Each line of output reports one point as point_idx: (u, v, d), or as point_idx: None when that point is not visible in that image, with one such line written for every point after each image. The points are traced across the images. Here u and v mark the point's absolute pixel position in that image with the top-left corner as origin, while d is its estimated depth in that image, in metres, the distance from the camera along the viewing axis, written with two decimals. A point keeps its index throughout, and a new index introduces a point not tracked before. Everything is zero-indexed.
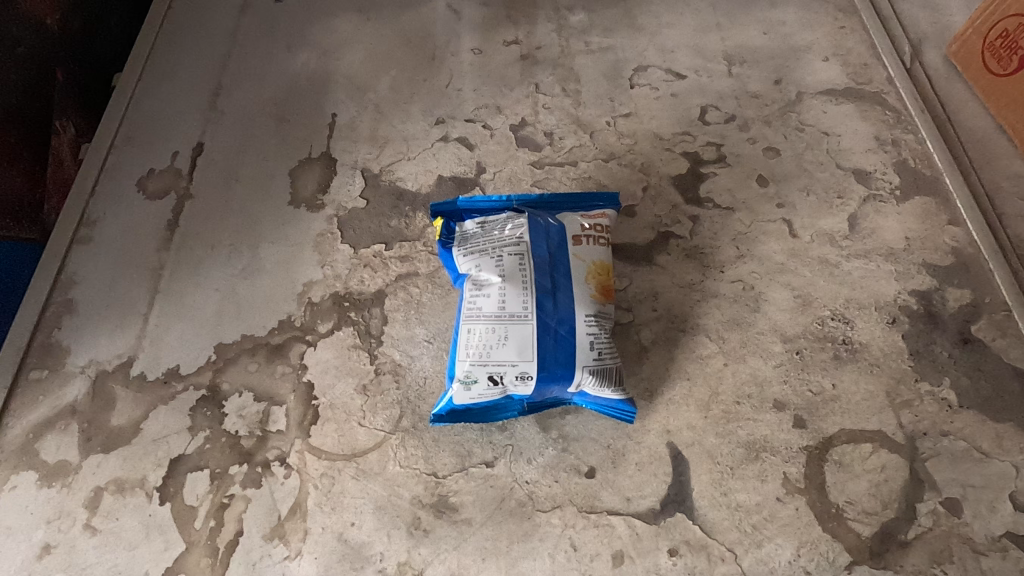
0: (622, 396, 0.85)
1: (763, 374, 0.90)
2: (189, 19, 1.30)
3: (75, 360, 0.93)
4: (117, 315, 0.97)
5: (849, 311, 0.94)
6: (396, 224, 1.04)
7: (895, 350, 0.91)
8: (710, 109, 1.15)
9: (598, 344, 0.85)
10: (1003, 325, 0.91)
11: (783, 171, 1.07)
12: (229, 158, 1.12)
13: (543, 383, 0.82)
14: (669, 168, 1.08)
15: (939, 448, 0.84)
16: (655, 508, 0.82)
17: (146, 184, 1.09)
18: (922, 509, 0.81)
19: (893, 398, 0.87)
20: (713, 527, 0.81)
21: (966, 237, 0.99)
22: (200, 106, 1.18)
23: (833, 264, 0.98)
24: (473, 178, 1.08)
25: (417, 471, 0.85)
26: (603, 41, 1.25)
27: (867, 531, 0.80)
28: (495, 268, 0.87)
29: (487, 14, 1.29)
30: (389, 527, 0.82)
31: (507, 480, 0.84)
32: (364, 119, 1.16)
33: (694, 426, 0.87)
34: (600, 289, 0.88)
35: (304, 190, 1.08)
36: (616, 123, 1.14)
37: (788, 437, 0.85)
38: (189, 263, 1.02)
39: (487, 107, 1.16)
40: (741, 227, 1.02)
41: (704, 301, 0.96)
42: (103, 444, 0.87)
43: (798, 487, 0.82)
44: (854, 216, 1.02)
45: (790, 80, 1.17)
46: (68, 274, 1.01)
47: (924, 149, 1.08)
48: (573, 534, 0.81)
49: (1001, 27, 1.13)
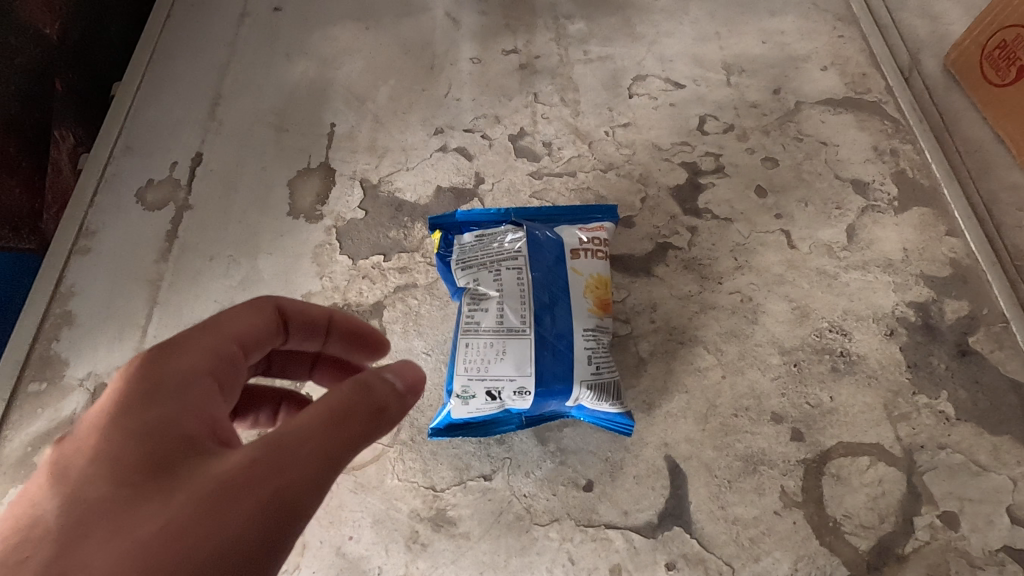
0: (620, 409, 0.85)
1: (762, 387, 0.90)
2: (190, 27, 1.31)
3: (74, 372, 0.94)
4: (116, 326, 0.97)
5: (848, 324, 0.94)
6: (395, 235, 1.04)
7: (893, 362, 0.91)
8: (709, 119, 1.15)
9: (596, 358, 0.85)
10: (1000, 337, 0.91)
11: (781, 181, 1.07)
12: (228, 168, 1.12)
13: (542, 398, 0.82)
14: (668, 178, 1.08)
15: (937, 461, 0.84)
16: (653, 521, 0.82)
17: (146, 195, 1.09)
18: (920, 523, 0.81)
19: (891, 411, 0.87)
20: (710, 541, 0.81)
21: (964, 249, 0.99)
22: (200, 116, 1.18)
23: (831, 275, 0.98)
24: (472, 188, 1.08)
25: (416, 484, 0.85)
26: (602, 49, 1.25)
27: (865, 545, 0.80)
28: (493, 282, 0.87)
29: (485, 22, 1.29)
30: (388, 540, 0.82)
31: (505, 494, 0.84)
32: (363, 129, 1.16)
33: (692, 439, 0.87)
34: (599, 303, 0.89)
35: (303, 201, 1.08)
36: (615, 133, 1.14)
37: (785, 450, 0.85)
38: (188, 274, 1.02)
39: (486, 117, 1.17)
40: (739, 239, 1.02)
41: (702, 312, 0.96)
42: None
43: (796, 501, 0.82)
44: (852, 227, 1.02)
45: (789, 90, 1.18)
46: (68, 285, 1.01)
47: (922, 160, 1.08)
48: (571, 548, 0.81)
49: (1000, 37, 1.13)
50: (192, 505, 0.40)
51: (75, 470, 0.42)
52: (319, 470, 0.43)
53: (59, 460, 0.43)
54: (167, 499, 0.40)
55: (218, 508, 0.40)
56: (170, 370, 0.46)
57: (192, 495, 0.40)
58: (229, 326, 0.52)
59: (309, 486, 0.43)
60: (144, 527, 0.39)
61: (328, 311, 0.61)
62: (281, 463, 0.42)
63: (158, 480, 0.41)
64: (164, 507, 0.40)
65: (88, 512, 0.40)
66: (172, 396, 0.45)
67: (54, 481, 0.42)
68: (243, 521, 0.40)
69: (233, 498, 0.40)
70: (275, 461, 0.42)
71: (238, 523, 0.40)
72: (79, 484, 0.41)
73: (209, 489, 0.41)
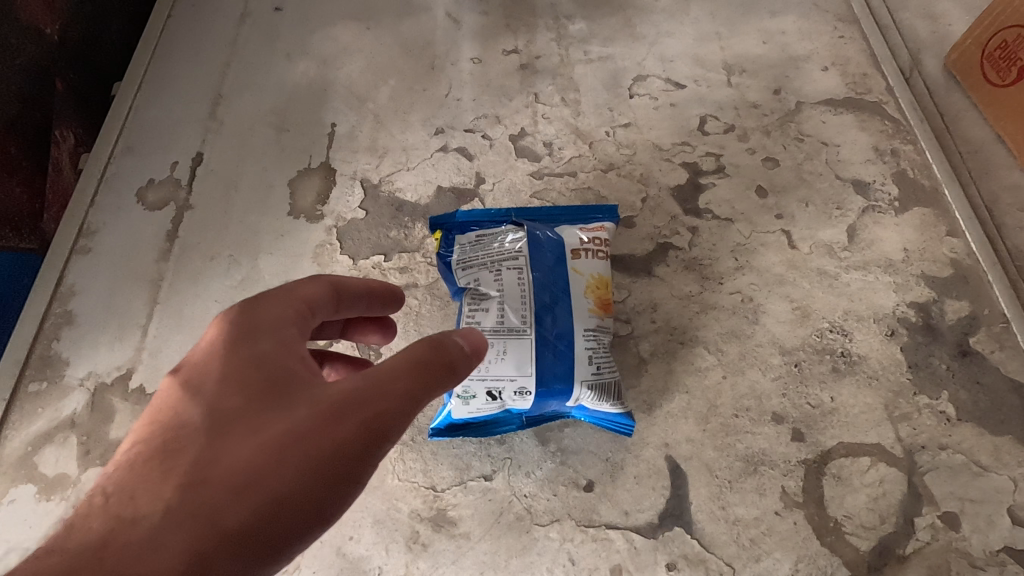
0: (621, 409, 0.85)
1: (762, 387, 0.90)
2: (191, 27, 1.31)
3: (74, 373, 0.94)
4: (116, 326, 0.97)
5: (849, 324, 0.94)
6: (396, 235, 1.04)
7: (893, 363, 0.91)
8: (710, 119, 1.15)
9: (596, 358, 0.85)
10: (1001, 337, 0.91)
11: (782, 182, 1.07)
12: (229, 168, 1.12)
13: (542, 398, 0.82)
14: (669, 178, 1.08)
15: (937, 461, 0.84)
16: (653, 522, 0.82)
17: (146, 195, 1.09)
18: (921, 523, 0.81)
19: (891, 411, 0.87)
20: (711, 541, 0.81)
21: (964, 249, 0.99)
22: (201, 116, 1.18)
23: (832, 275, 0.98)
24: (473, 189, 1.08)
25: (416, 484, 0.85)
26: (602, 50, 1.25)
27: (865, 546, 0.80)
28: (494, 282, 0.87)
29: (486, 22, 1.29)
30: (388, 540, 0.82)
31: (505, 494, 0.84)
32: (363, 129, 1.16)
33: (692, 439, 0.87)
34: (599, 303, 0.89)
35: (304, 201, 1.08)
36: (616, 133, 1.14)
37: (785, 450, 0.85)
38: (189, 274, 1.02)
39: (487, 117, 1.17)
40: (740, 239, 1.02)
41: (703, 312, 0.96)
42: (102, 457, 0.87)
43: (797, 501, 0.82)
44: (853, 227, 1.02)
45: (790, 90, 1.17)
46: (68, 285, 1.01)
47: (923, 160, 1.08)
48: (571, 548, 0.81)
49: (1001, 38, 1.13)
50: (304, 422, 0.49)
51: (201, 390, 0.51)
52: (406, 405, 0.51)
53: (187, 378, 0.51)
54: (285, 414, 0.49)
55: (327, 427, 0.49)
56: (266, 317, 0.54)
57: (305, 413, 0.49)
58: (304, 288, 0.57)
59: (397, 417, 0.51)
60: (268, 436, 0.48)
61: (374, 280, 0.66)
62: (375, 396, 0.50)
63: (275, 401, 0.50)
64: (278, 424, 0.48)
65: (222, 418, 0.49)
66: (270, 337, 0.53)
67: (190, 392, 0.51)
68: (345, 441, 0.49)
69: (338, 420, 0.49)
70: (369, 395, 0.50)
71: (341, 441, 0.48)
72: (208, 396, 0.50)
73: (316, 411, 0.49)
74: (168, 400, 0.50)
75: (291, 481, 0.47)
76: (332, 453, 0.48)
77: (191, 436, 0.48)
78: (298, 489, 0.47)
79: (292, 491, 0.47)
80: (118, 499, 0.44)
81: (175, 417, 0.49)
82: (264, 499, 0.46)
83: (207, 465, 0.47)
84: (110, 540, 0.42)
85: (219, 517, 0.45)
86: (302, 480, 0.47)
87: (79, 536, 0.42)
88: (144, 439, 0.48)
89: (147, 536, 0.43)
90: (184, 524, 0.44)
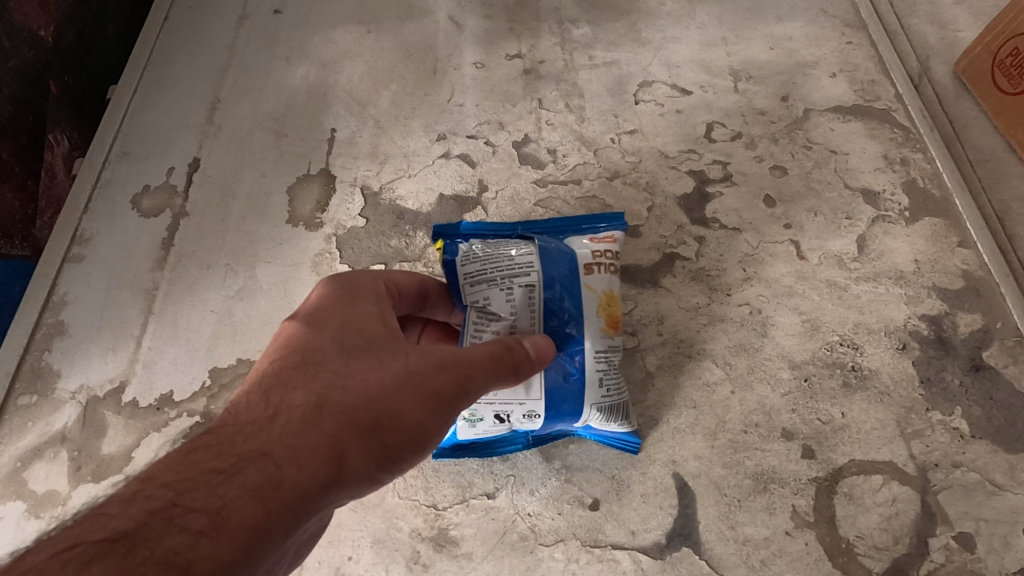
0: (628, 429, 0.84)
1: (771, 403, 0.88)
2: (188, 29, 1.28)
3: (65, 386, 0.91)
4: (109, 336, 0.95)
5: (859, 337, 0.92)
6: (397, 244, 1.02)
7: (906, 378, 0.89)
8: (716, 126, 1.13)
9: (605, 381, 0.82)
10: (1014, 352, 0.89)
11: (791, 191, 1.05)
12: (226, 174, 1.09)
13: (549, 421, 0.81)
14: (674, 186, 1.06)
15: (951, 480, 0.82)
16: (661, 542, 0.80)
17: (141, 202, 1.07)
18: (934, 544, 0.79)
19: (903, 428, 0.85)
20: (720, 563, 0.79)
21: (976, 261, 0.97)
22: (197, 121, 1.16)
23: (842, 287, 0.96)
24: (475, 197, 1.06)
25: (417, 502, 0.83)
26: (606, 55, 1.23)
27: (878, 567, 0.78)
28: (505, 302, 0.80)
29: (488, 27, 1.27)
30: (388, 561, 0.80)
31: (509, 513, 0.82)
32: (364, 135, 1.14)
33: (700, 456, 0.85)
34: (610, 321, 0.85)
35: (303, 209, 1.06)
36: (621, 140, 1.12)
37: (796, 468, 0.83)
38: (184, 283, 0.99)
39: (489, 123, 1.14)
40: (747, 249, 1.00)
41: (710, 325, 0.94)
42: (93, 473, 0.85)
43: (807, 520, 0.80)
44: (863, 237, 1.00)
45: (798, 97, 1.15)
46: (60, 295, 0.98)
47: (934, 169, 1.06)
48: (576, 570, 0.79)
49: (1012, 45, 1.11)
50: (415, 363, 0.60)
51: (325, 327, 0.62)
52: (484, 377, 0.63)
53: (313, 316, 0.63)
54: (398, 357, 0.61)
55: (431, 372, 0.60)
56: (370, 287, 0.68)
57: (415, 358, 0.61)
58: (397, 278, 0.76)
59: (481, 377, 0.63)
60: (385, 369, 0.59)
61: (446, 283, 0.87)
62: (465, 360, 0.62)
63: (388, 347, 0.62)
64: (391, 361, 0.60)
65: (348, 350, 0.60)
66: (373, 302, 0.67)
67: (317, 328, 0.62)
68: (444, 386, 0.60)
69: (439, 368, 0.60)
70: (461, 357, 0.62)
71: (441, 385, 0.60)
72: (332, 330, 0.62)
73: (421, 358, 0.61)
74: (301, 329, 0.62)
75: (402, 408, 0.58)
76: (434, 392, 0.59)
77: (325, 356, 0.59)
78: (407, 415, 0.58)
79: (402, 416, 0.58)
80: (274, 392, 0.57)
81: (308, 343, 0.61)
82: (381, 415, 0.57)
83: (338, 380, 0.58)
84: (271, 419, 0.55)
85: (348, 420, 0.56)
86: (410, 408, 0.58)
87: (249, 414, 0.56)
88: (285, 356, 0.60)
89: (296, 420, 0.55)
90: (323, 418, 0.56)
